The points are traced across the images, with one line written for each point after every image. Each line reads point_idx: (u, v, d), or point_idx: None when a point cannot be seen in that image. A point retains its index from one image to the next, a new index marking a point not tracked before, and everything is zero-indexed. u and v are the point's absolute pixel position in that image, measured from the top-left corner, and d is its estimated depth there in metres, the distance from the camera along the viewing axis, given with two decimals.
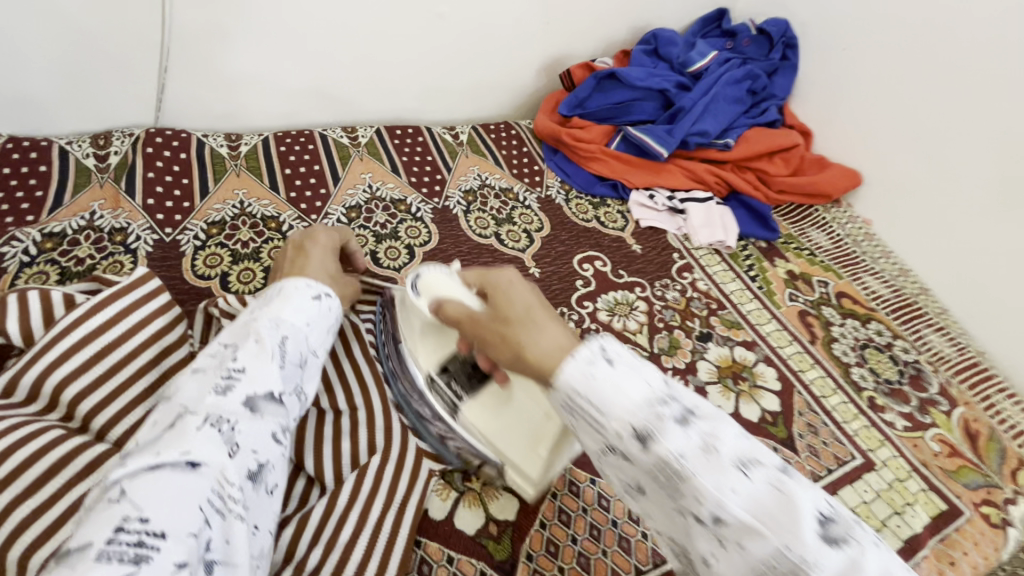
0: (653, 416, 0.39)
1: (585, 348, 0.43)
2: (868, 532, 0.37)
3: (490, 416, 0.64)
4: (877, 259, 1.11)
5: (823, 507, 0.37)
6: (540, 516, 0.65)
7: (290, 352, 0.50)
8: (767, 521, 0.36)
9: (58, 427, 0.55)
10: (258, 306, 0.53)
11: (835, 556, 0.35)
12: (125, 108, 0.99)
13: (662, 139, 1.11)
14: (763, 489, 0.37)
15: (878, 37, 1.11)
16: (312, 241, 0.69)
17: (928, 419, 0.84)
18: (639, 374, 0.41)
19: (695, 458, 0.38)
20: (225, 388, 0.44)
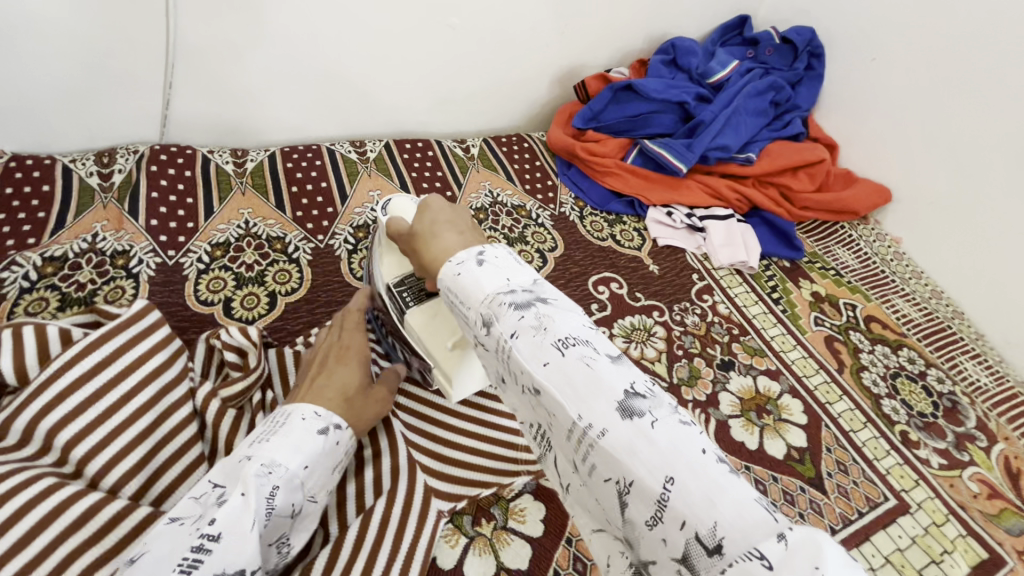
0: (494, 303, 0.42)
1: (464, 254, 0.47)
2: (681, 414, 0.35)
3: (425, 321, 0.65)
4: (907, 280, 1.06)
5: (640, 386, 0.36)
6: (554, 564, 0.61)
7: (277, 507, 0.46)
8: (571, 392, 0.36)
9: (52, 474, 0.52)
10: (259, 440, 0.50)
11: (624, 424, 0.34)
12: (131, 123, 0.97)
13: (681, 154, 1.06)
14: (573, 363, 0.37)
15: (911, 47, 1.06)
16: (345, 349, 0.65)
17: (965, 456, 0.80)
18: (501, 271, 0.45)
19: (524, 334, 0.40)
20: (189, 567, 0.39)
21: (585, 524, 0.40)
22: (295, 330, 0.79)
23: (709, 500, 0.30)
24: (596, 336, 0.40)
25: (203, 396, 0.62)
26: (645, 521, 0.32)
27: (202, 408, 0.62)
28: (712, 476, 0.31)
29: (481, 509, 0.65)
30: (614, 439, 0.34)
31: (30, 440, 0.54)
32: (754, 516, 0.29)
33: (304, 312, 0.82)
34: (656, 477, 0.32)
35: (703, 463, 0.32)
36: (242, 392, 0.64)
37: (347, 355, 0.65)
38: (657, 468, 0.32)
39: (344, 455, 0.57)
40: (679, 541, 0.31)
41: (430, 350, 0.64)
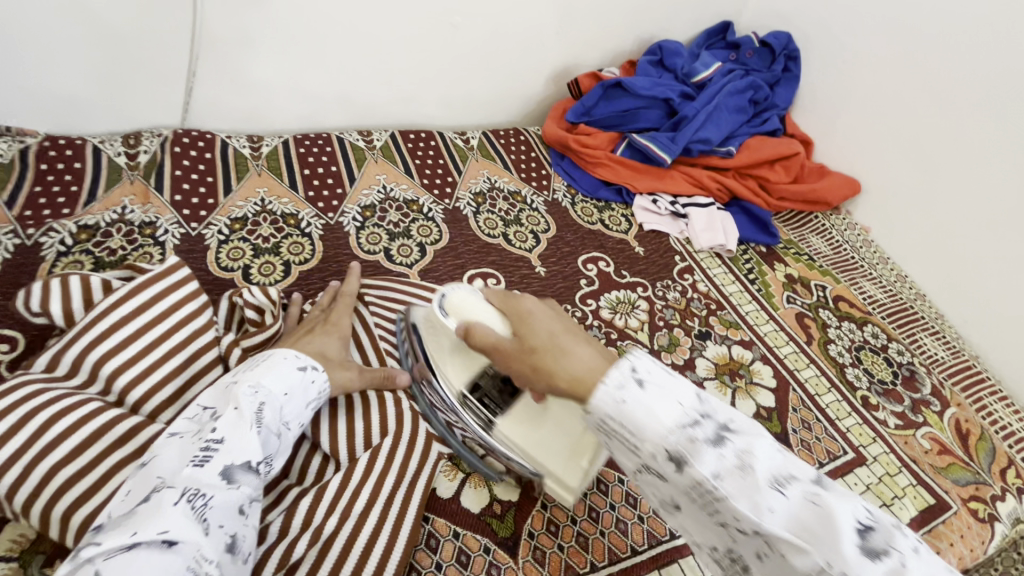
0: (687, 441, 0.42)
1: (616, 372, 0.46)
2: (907, 538, 0.39)
3: (523, 430, 0.66)
4: (874, 265, 1.14)
5: (865, 516, 0.40)
6: (542, 497, 0.68)
7: (267, 419, 0.54)
8: (808, 538, 0.38)
9: (97, 399, 0.59)
10: (243, 371, 0.58)
11: (879, 569, 0.37)
12: (155, 109, 1.04)
13: (665, 146, 1.14)
14: (802, 506, 0.39)
15: (878, 51, 1.15)
16: (324, 325, 0.72)
17: (920, 418, 0.87)
18: (670, 394, 0.44)
19: (731, 477, 0.40)
20: (202, 460, 0.48)
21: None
22: (307, 296, 0.86)
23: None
24: (792, 465, 0.42)
25: (228, 344, 0.68)
26: None
27: (226, 354, 0.67)
28: None
29: None
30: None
31: (78, 371, 0.61)
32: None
33: (316, 280, 0.89)
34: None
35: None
36: (261, 344, 0.69)
37: (333, 326, 0.73)
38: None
39: (322, 396, 0.64)
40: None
41: (541, 461, 0.65)
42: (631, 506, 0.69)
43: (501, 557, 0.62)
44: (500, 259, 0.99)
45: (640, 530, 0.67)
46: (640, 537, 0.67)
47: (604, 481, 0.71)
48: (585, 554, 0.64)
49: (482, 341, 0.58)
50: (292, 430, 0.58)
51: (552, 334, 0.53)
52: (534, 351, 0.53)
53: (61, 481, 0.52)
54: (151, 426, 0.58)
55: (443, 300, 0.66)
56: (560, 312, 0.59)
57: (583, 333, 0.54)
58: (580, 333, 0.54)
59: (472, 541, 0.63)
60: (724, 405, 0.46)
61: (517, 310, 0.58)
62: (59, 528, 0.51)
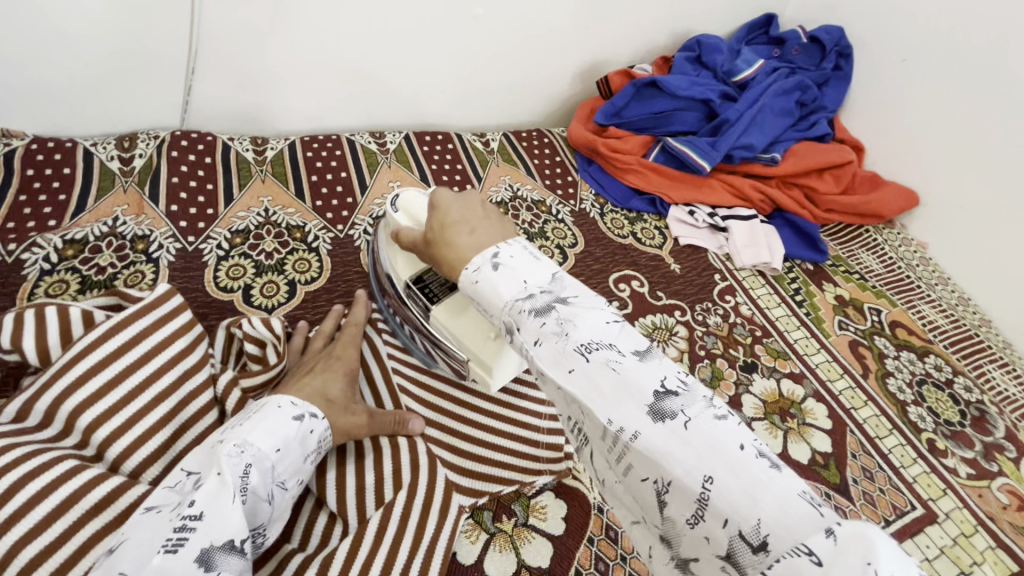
0: (515, 309, 0.44)
1: (479, 258, 0.49)
2: (715, 408, 0.37)
3: (448, 314, 0.64)
4: (933, 286, 1.04)
5: (671, 383, 0.38)
6: (576, 563, 0.60)
7: (253, 486, 0.46)
8: (599, 396, 0.39)
9: (73, 457, 0.51)
10: (232, 426, 0.51)
11: (657, 428, 0.36)
12: (152, 109, 0.96)
13: (705, 153, 1.04)
14: (600, 369, 0.39)
15: (942, 48, 1.03)
16: (328, 361, 0.65)
17: (994, 467, 0.78)
18: (518, 273, 0.46)
19: (548, 342, 0.42)
20: (174, 546, 0.40)
21: (622, 512, 0.41)
22: (314, 321, 0.79)
23: (750, 500, 0.32)
24: (617, 336, 0.41)
25: (225, 383, 0.61)
26: (684, 518, 0.34)
27: (223, 396, 0.60)
28: (750, 475, 0.33)
29: (502, 505, 0.64)
30: (653, 444, 0.36)
31: (51, 421, 0.54)
32: (794, 511, 0.31)
33: (323, 301, 0.81)
34: (694, 476, 0.34)
35: (738, 458, 0.34)
36: (262, 384, 0.63)
37: (338, 362, 0.65)
38: (692, 464, 0.34)
39: (322, 446, 0.57)
40: (724, 542, 0.32)
41: (463, 342, 0.63)
42: None
43: None
44: None
45: None
46: None
47: None
48: None
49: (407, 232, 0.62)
50: (285, 493, 0.50)
51: (443, 223, 0.55)
52: (431, 240, 0.56)
53: (26, 558, 0.45)
54: (135, 486, 0.51)
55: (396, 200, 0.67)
56: (474, 200, 0.57)
57: (474, 223, 0.53)
58: (471, 223, 0.53)
59: None
60: (580, 287, 0.46)
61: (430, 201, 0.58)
62: None
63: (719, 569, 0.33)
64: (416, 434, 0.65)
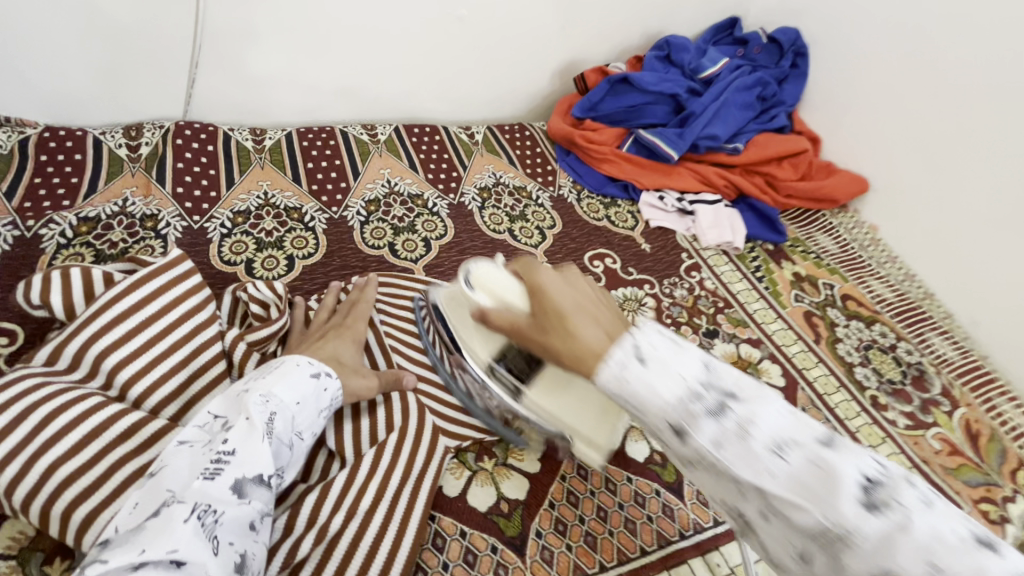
0: (684, 411, 0.41)
1: (619, 350, 0.44)
2: (920, 492, 0.36)
3: (552, 397, 0.61)
4: (882, 264, 1.13)
5: (871, 471, 0.37)
6: (549, 496, 0.67)
7: (278, 430, 0.53)
8: (807, 496, 0.37)
9: (99, 394, 0.58)
10: (255, 378, 0.57)
11: (879, 524, 0.35)
12: (158, 102, 1.03)
13: (673, 142, 1.14)
14: (803, 469, 0.38)
15: (887, 47, 1.14)
16: (337, 330, 0.71)
17: (929, 418, 0.86)
18: (671, 366, 0.42)
19: (729, 445, 0.40)
20: (213, 473, 0.47)
21: None
22: (308, 291, 0.85)
23: None
24: (796, 426, 0.40)
25: (231, 339, 0.67)
26: None
27: (230, 349, 0.66)
28: (983, 561, 0.33)
29: (484, 448, 0.70)
30: (869, 541, 0.35)
31: (79, 365, 0.60)
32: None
33: (319, 274, 0.87)
34: (924, 568, 0.33)
35: (965, 546, 0.33)
36: (267, 338, 0.69)
37: (348, 331, 0.71)
38: (924, 558, 0.33)
39: (335, 403, 0.62)
40: None
41: (571, 423, 0.61)
42: (640, 506, 0.68)
43: (508, 557, 0.61)
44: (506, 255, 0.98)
45: (649, 530, 0.66)
46: (649, 538, 0.66)
47: (612, 481, 0.70)
48: (593, 554, 0.63)
49: (499, 317, 0.57)
50: (301, 442, 0.56)
51: (561, 313, 0.51)
52: (546, 329, 0.52)
53: (63, 476, 0.52)
54: (155, 421, 0.58)
55: (468, 275, 0.61)
56: (581, 282, 0.55)
57: (596, 311, 0.51)
58: (592, 310, 0.51)
59: (479, 540, 0.62)
60: (733, 369, 0.43)
61: (532, 284, 0.54)
62: (60, 525, 0.51)
63: None
64: (409, 389, 0.71)
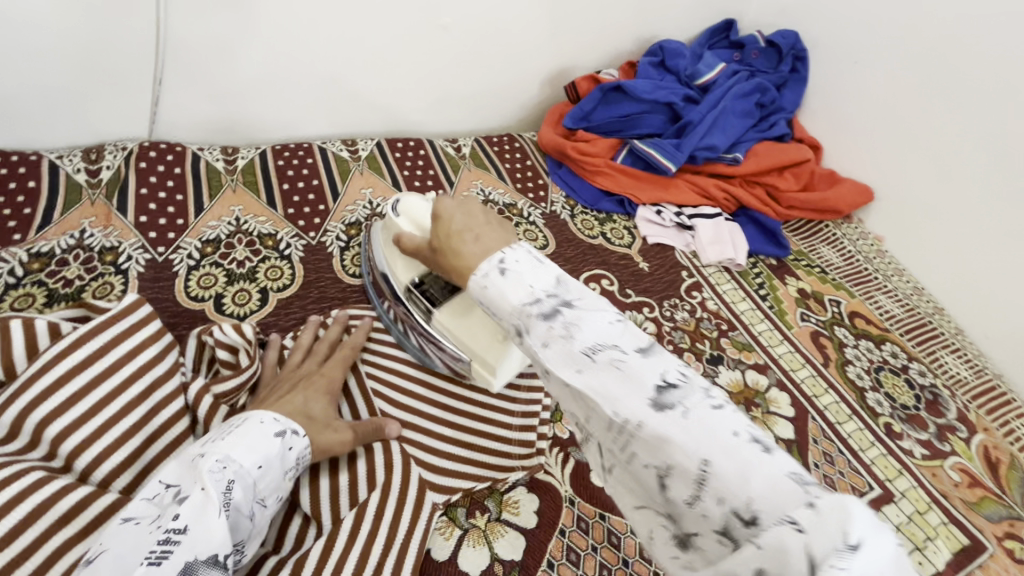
0: (522, 314, 0.44)
1: (486, 263, 0.48)
2: (713, 398, 0.37)
3: (454, 320, 0.66)
4: (890, 277, 1.08)
5: (672, 375, 0.39)
6: (548, 555, 0.62)
7: (236, 500, 0.47)
8: (607, 391, 0.39)
9: (40, 468, 0.51)
10: (213, 440, 0.51)
11: (658, 418, 0.37)
12: (120, 121, 0.96)
13: (671, 154, 1.08)
14: (606, 368, 0.40)
15: (892, 51, 1.09)
16: (311, 378, 0.65)
17: (947, 447, 0.82)
18: (523, 278, 0.46)
19: (554, 344, 0.42)
20: (158, 558, 0.41)
21: (627, 499, 0.41)
22: (284, 329, 0.78)
23: (743, 478, 0.33)
24: (620, 334, 0.42)
25: (197, 392, 0.61)
26: (685, 500, 0.35)
27: (194, 403, 0.61)
28: (745, 457, 0.34)
29: (476, 501, 0.65)
30: (649, 430, 0.37)
31: (18, 434, 0.53)
32: (786, 491, 0.32)
33: (295, 308, 0.81)
34: (692, 458, 0.35)
35: (736, 444, 0.35)
36: (236, 389, 0.64)
37: (321, 380, 0.66)
38: (692, 450, 0.35)
39: (303, 460, 0.57)
40: (719, 520, 0.34)
41: (469, 344, 0.66)
42: (645, 562, 0.63)
43: None
44: None
45: None
46: None
47: (615, 533, 0.65)
48: None
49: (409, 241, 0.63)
50: (265, 509, 0.51)
51: (449, 233, 0.53)
52: (438, 250, 0.55)
53: None
54: (105, 495, 0.52)
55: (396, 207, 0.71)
56: (476, 206, 0.55)
57: (479, 230, 0.52)
58: (475, 231, 0.52)
59: None
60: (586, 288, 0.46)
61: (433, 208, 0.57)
62: None
63: (717, 548, 0.35)
64: (393, 437, 0.66)
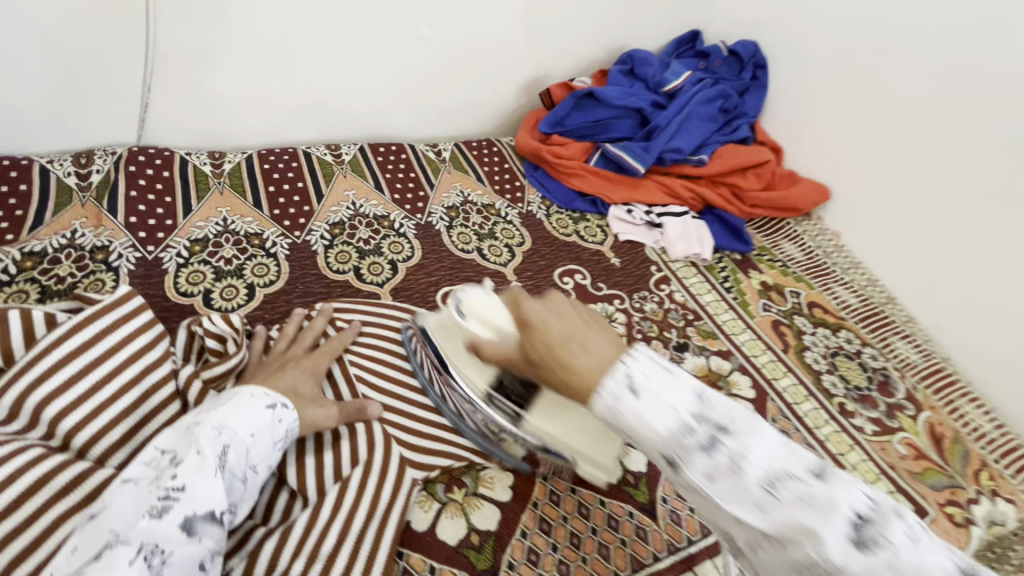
0: (678, 446, 0.42)
1: (611, 379, 0.46)
2: (906, 527, 0.38)
3: (551, 423, 0.65)
4: (846, 270, 1.15)
5: (862, 507, 0.38)
6: (521, 525, 0.66)
7: (231, 463, 0.52)
8: (797, 531, 0.38)
9: (39, 446, 0.55)
10: (206, 410, 0.55)
11: (862, 559, 0.37)
12: (109, 126, 0.99)
13: (639, 155, 1.15)
14: (793, 505, 0.39)
15: (843, 59, 1.17)
16: (297, 362, 0.70)
17: (895, 423, 0.88)
18: (662, 399, 0.44)
19: (723, 479, 0.41)
20: (160, 512, 0.46)
21: None
22: (270, 321, 0.82)
23: None
24: (790, 460, 0.41)
25: (186, 377, 0.65)
26: None
27: (184, 388, 0.64)
28: None
29: (454, 478, 0.69)
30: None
31: (17, 415, 0.57)
32: None
33: (281, 302, 0.85)
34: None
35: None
36: (223, 374, 0.67)
37: (308, 364, 0.70)
38: None
39: (293, 431, 0.60)
40: None
41: (573, 446, 0.65)
42: (613, 530, 0.67)
43: None
44: (474, 275, 0.96)
45: (622, 554, 0.65)
46: (623, 562, 0.65)
47: (584, 505, 0.69)
48: None
49: (487, 347, 0.62)
50: (258, 475, 0.55)
51: (549, 344, 0.52)
52: (539, 361, 0.53)
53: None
54: (100, 470, 0.55)
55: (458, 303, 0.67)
56: (564, 305, 0.55)
57: (584, 337, 0.51)
58: (579, 338, 0.51)
59: None
60: (731, 403, 0.44)
61: (518, 316, 0.56)
62: None
63: None
64: (374, 419, 0.69)
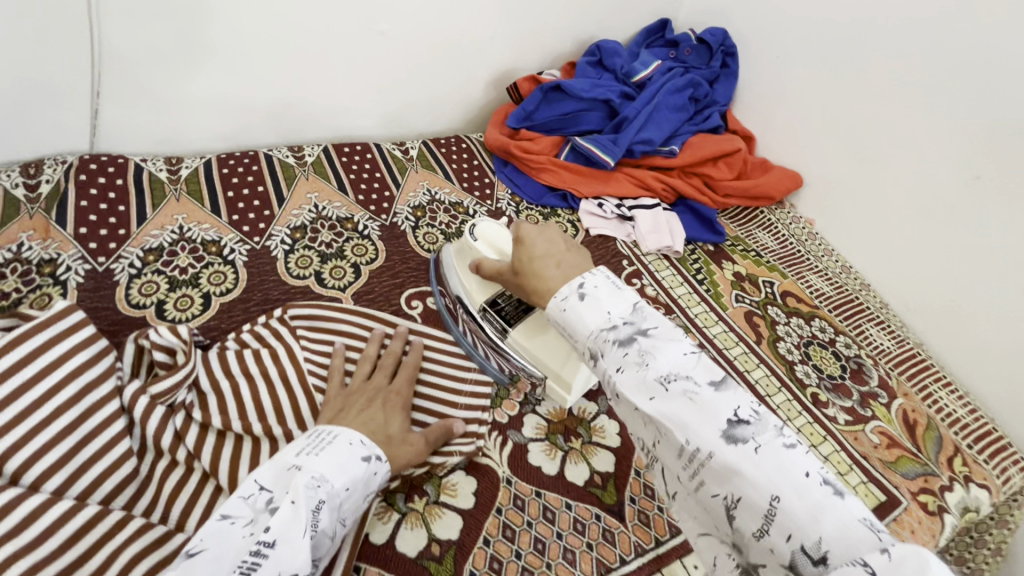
0: (600, 339, 0.55)
1: (567, 287, 0.61)
2: (782, 437, 0.46)
3: (531, 340, 0.75)
4: (821, 258, 1.15)
5: (743, 413, 0.48)
6: (484, 532, 0.64)
7: (322, 520, 0.51)
8: (677, 420, 0.49)
9: None
10: (308, 454, 0.56)
11: (729, 449, 0.46)
12: (58, 134, 0.95)
13: (608, 148, 1.12)
14: (678, 398, 0.49)
15: (810, 43, 1.15)
16: (390, 395, 0.71)
17: (868, 412, 0.87)
18: (602, 305, 0.57)
19: (630, 370, 0.52)
20: (248, 569, 0.44)
21: (693, 525, 0.52)
22: (228, 330, 0.81)
23: (813, 517, 0.41)
24: (693, 367, 0.51)
25: (132, 394, 0.64)
26: (752, 532, 0.44)
27: (130, 405, 0.63)
28: (815, 499, 0.42)
29: (414, 486, 0.67)
30: (720, 459, 0.46)
31: None
32: (857, 534, 0.40)
33: (238, 311, 0.83)
34: (764, 495, 0.43)
35: (808, 484, 0.43)
36: (171, 388, 0.65)
37: (396, 398, 0.71)
38: (761, 486, 0.44)
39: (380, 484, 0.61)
40: (786, 552, 0.42)
41: (544, 362, 0.75)
42: (579, 534, 0.66)
43: None
44: None
45: (588, 559, 0.64)
46: (589, 567, 0.64)
47: (550, 509, 0.68)
48: None
49: (491, 263, 0.75)
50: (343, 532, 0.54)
51: (531, 257, 0.67)
52: (520, 272, 0.68)
53: None
54: (32, 496, 0.53)
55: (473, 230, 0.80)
56: (555, 233, 0.69)
57: (559, 258, 0.66)
58: (556, 257, 0.66)
59: None
60: (660, 320, 0.56)
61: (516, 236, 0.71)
62: None
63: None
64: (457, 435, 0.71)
